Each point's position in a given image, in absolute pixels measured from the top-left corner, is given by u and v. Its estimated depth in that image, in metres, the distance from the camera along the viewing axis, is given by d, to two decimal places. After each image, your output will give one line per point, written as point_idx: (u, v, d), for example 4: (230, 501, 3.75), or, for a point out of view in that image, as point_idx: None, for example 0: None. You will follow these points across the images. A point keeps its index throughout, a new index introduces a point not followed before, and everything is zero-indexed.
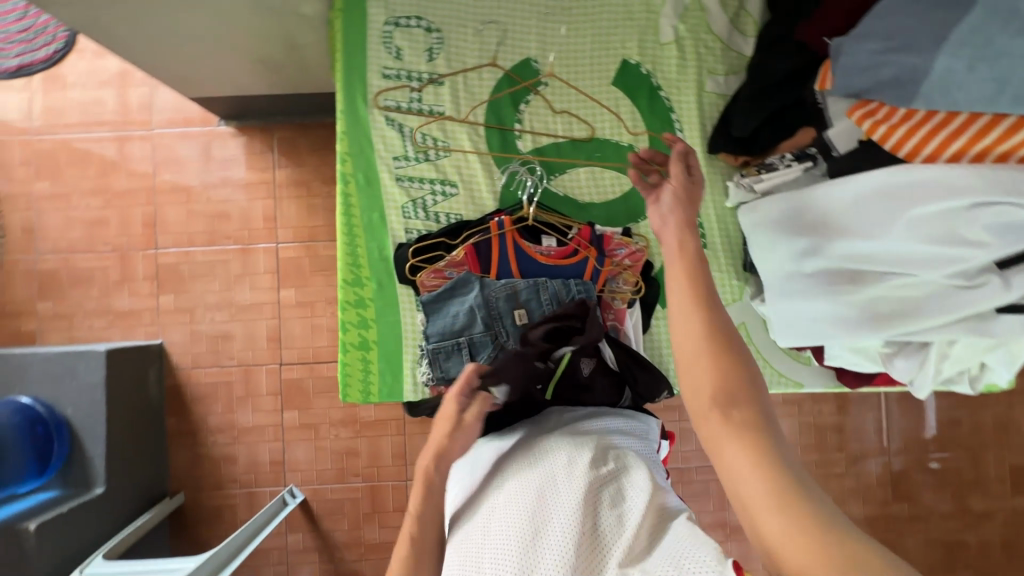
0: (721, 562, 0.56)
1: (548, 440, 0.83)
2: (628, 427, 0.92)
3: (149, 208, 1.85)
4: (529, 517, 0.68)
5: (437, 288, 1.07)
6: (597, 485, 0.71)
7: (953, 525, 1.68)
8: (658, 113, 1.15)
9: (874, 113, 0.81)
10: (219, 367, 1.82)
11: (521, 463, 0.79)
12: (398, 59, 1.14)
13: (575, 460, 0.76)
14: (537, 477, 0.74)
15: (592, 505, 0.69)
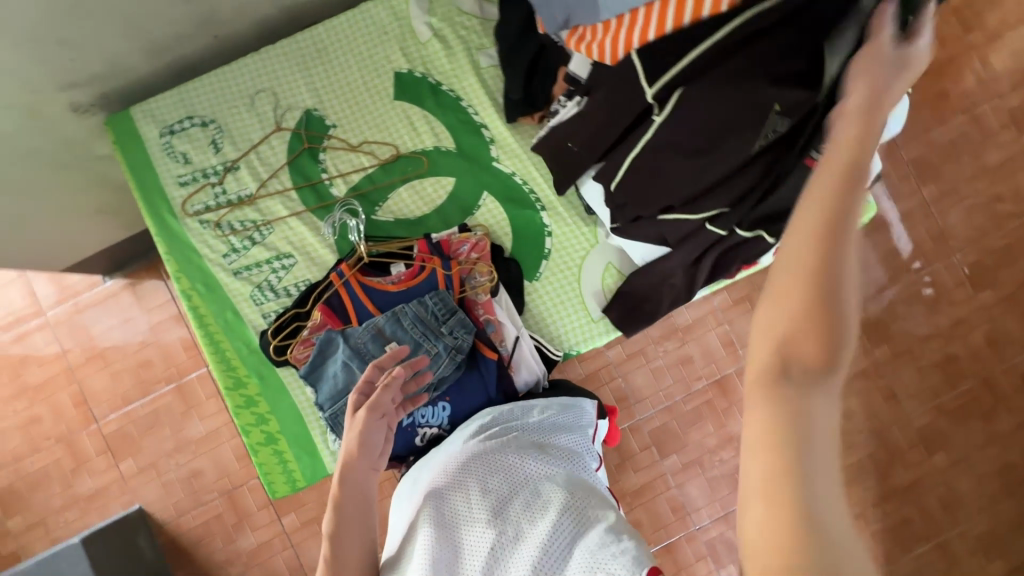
0: (630, 567, 0.65)
1: (474, 446, 0.92)
2: (553, 415, 1.02)
3: (73, 387, 1.84)
4: (463, 518, 0.79)
5: (309, 357, 1.07)
6: (517, 481, 0.83)
7: (935, 345, 1.58)
8: (448, 106, 1.16)
9: (584, 36, 0.80)
10: (202, 504, 1.80)
11: (451, 463, 0.90)
12: (189, 163, 1.14)
13: (495, 471, 0.85)
14: (465, 477, 0.85)
15: (514, 498, 0.81)
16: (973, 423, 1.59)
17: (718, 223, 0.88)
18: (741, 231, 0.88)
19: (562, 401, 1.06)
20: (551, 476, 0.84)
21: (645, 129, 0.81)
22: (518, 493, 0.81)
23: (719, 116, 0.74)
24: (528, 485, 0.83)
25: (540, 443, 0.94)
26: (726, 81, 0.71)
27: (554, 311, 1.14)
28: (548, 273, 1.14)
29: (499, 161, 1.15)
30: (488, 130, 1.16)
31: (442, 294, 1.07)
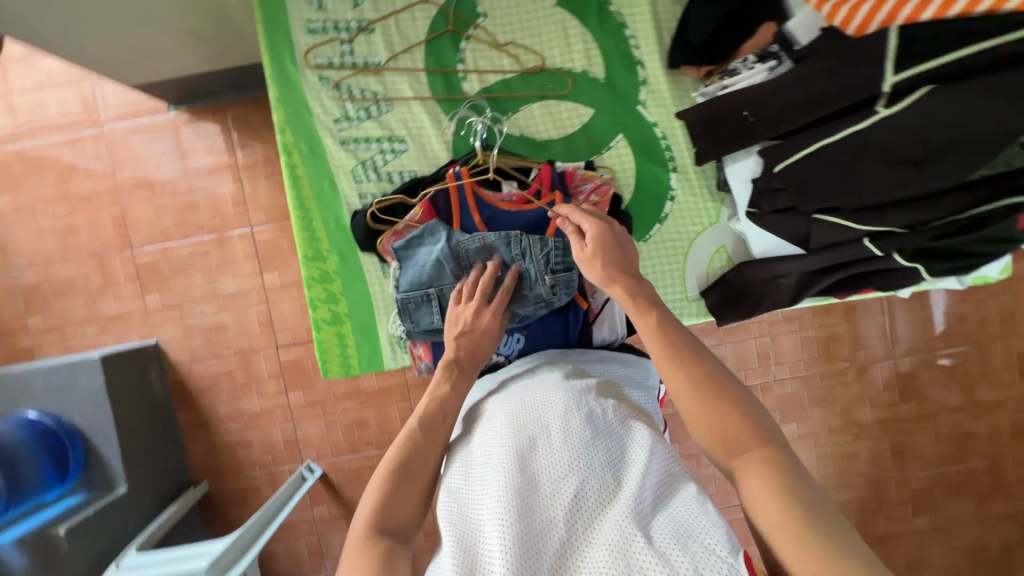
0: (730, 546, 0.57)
1: (553, 385, 0.83)
2: (626, 375, 0.95)
3: (115, 209, 1.80)
4: (542, 452, 0.71)
5: (405, 236, 1.03)
6: (594, 408, 0.76)
7: (961, 418, 1.67)
8: (610, 30, 1.06)
9: None
10: (217, 358, 1.82)
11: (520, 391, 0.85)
12: (322, 10, 1.05)
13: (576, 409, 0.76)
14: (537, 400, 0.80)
15: (592, 423, 0.73)
16: (967, 498, 1.69)
17: (883, 242, 0.82)
18: (900, 257, 0.84)
19: (625, 356, 1.02)
20: (628, 414, 0.77)
21: (863, 117, 0.73)
22: (595, 419, 0.74)
23: (959, 128, 0.65)
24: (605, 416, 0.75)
25: (610, 384, 0.88)
26: (992, 92, 0.61)
27: (651, 278, 1.09)
28: (658, 238, 1.09)
29: (645, 107, 1.07)
30: (643, 70, 1.06)
31: (565, 240, 1.00)
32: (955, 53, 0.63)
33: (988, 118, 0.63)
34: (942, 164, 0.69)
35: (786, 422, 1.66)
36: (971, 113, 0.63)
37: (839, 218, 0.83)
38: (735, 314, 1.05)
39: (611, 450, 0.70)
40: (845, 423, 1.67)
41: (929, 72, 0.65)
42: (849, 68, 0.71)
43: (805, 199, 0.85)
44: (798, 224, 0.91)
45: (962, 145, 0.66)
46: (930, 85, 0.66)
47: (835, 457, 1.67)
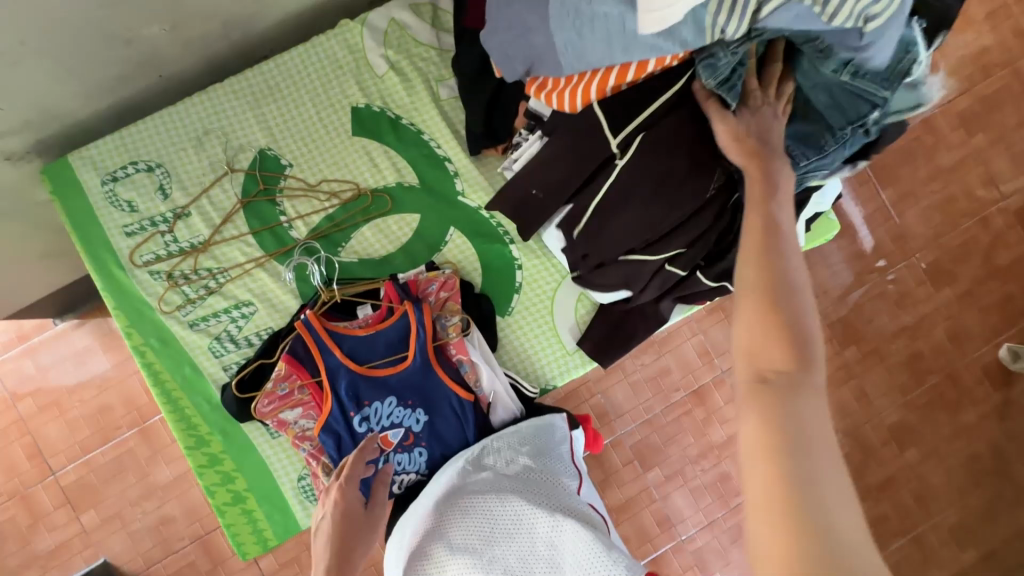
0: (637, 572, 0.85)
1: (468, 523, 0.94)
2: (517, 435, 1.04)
3: (26, 439, 1.71)
4: None
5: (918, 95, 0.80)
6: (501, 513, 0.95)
7: (901, 343, 1.66)
8: (409, 141, 1.13)
9: (544, 85, 0.84)
10: (174, 552, 1.72)
11: (442, 557, 0.91)
12: (134, 211, 1.08)
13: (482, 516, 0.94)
14: (461, 571, 0.89)
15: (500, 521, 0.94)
16: (940, 416, 1.66)
17: (680, 263, 0.93)
18: (705, 277, 0.94)
19: (529, 424, 1.06)
20: (522, 488, 0.99)
21: (608, 170, 0.86)
22: (500, 538, 0.93)
23: (679, 160, 0.82)
24: (517, 543, 0.93)
25: (509, 455, 1.03)
26: (682, 126, 0.81)
27: (527, 346, 1.12)
28: (521, 306, 1.12)
29: (465, 196, 1.13)
30: (451, 164, 1.13)
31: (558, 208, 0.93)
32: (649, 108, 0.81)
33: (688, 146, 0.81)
34: (686, 187, 0.83)
35: None
36: (678, 143, 0.81)
37: (639, 254, 0.92)
38: (614, 352, 1.10)
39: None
40: None
41: (638, 123, 0.82)
42: (589, 139, 0.84)
43: (607, 247, 0.92)
44: (616, 269, 0.98)
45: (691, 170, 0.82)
46: (641, 133, 0.81)
47: None
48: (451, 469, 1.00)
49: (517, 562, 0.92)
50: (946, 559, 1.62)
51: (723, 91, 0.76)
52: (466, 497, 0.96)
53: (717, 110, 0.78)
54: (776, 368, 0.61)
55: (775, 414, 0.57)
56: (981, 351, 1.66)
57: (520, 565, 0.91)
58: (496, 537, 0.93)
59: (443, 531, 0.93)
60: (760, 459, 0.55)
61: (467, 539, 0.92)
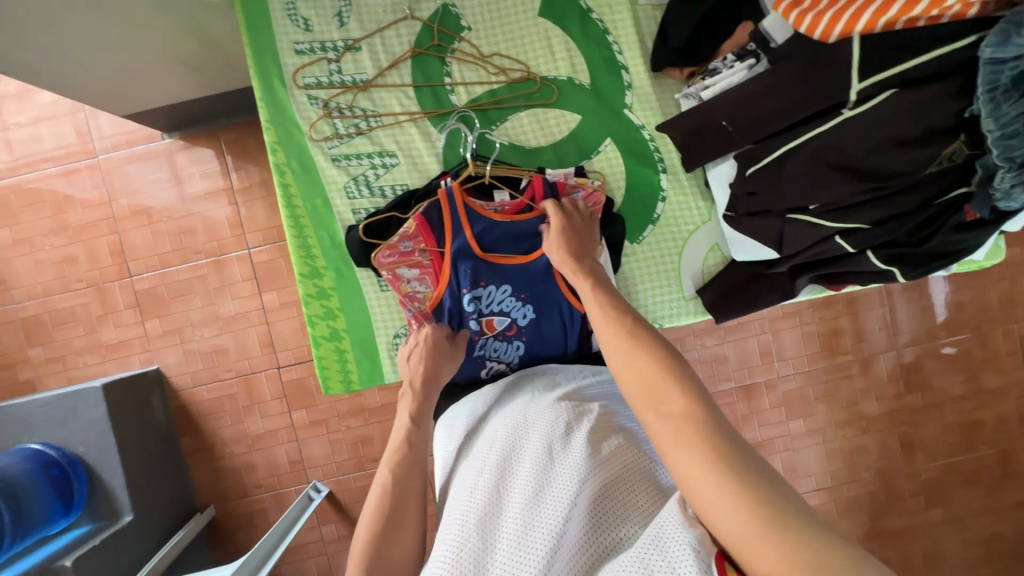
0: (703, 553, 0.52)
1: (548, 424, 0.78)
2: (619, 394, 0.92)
3: (113, 236, 1.77)
4: (542, 484, 0.69)
5: None
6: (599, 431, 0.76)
7: (967, 406, 1.66)
8: (593, 37, 1.08)
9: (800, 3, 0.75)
10: (218, 381, 1.79)
11: (510, 439, 0.77)
12: (308, 31, 1.06)
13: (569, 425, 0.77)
14: (522, 462, 0.72)
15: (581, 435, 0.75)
16: (976, 489, 1.68)
17: (852, 239, 0.86)
18: (875, 259, 0.87)
19: None
20: (625, 428, 0.80)
21: (829, 119, 0.78)
22: (592, 448, 0.72)
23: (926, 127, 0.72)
24: (598, 465, 0.70)
25: (612, 400, 0.90)
26: (947, 96, 0.68)
27: (648, 278, 1.10)
28: (652, 239, 1.10)
29: (631, 110, 1.08)
30: (628, 74, 1.08)
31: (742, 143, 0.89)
32: (910, 62, 0.68)
33: (939, 114, 0.69)
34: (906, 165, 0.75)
35: (791, 418, 1.65)
36: (926, 113, 0.70)
37: (810, 217, 0.87)
38: (732, 311, 1.06)
39: (604, 506, 0.65)
40: (852, 417, 1.66)
41: (892, 77, 0.70)
42: (822, 75, 0.75)
43: (779, 200, 0.88)
44: (770, 227, 0.92)
45: (924, 140, 0.72)
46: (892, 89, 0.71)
47: (841, 452, 1.66)
48: (548, 383, 0.93)
49: (604, 482, 0.68)
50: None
51: (984, 74, 0.65)
52: (561, 405, 0.82)
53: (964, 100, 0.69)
54: (673, 409, 0.62)
55: (697, 449, 0.57)
56: None
57: (593, 486, 0.67)
58: (591, 446, 0.72)
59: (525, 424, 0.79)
60: (703, 463, 0.56)
61: (544, 434, 0.76)
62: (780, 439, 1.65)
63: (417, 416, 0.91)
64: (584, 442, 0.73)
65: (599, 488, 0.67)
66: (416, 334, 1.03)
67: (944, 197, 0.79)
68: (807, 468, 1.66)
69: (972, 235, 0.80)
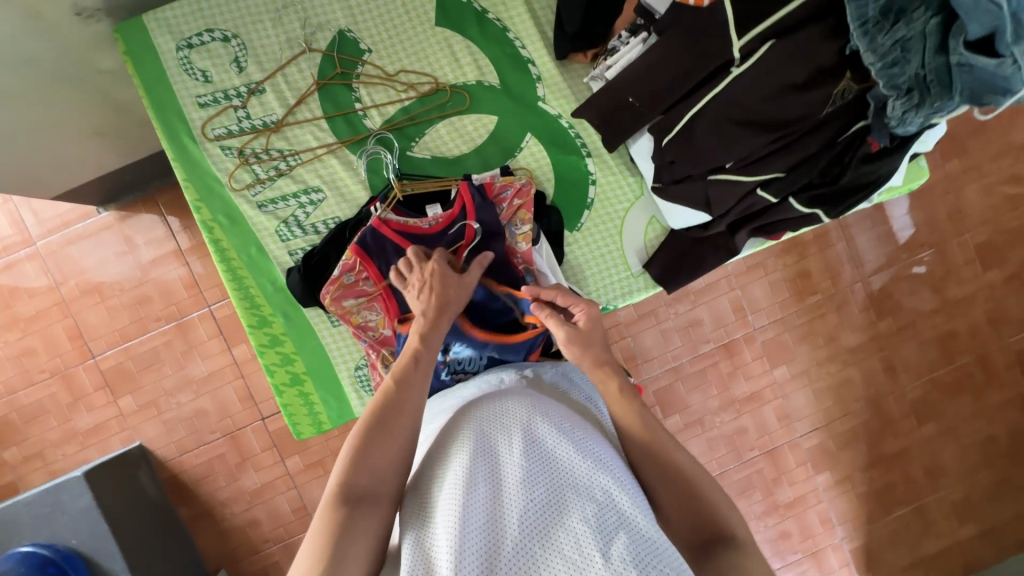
0: None
1: (519, 406, 0.75)
2: (580, 383, 0.93)
3: (69, 321, 1.73)
4: (511, 472, 0.67)
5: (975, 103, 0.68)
6: (559, 414, 0.75)
7: (938, 321, 1.70)
8: (494, 37, 1.08)
9: None
10: (204, 444, 1.76)
11: (480, 421, 0.74)
12: (208, 82, 1.05)
13: (541, 410, 0.75)
14: (493, 446, 0.70)
15: (553, 423, 0.73)
16: (962, 397, 1.72)
17: (771, 190, 0.87)
18: (798, 204, 0.88)
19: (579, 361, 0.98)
20: (585, 417, 0.80)
21: (721, 79, 0.80)
22: (557, 435, 0.71)
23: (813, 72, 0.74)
24: (569, 456, 0.69)
25: (570, 390, 0.89)
26: (822, 37, 0.72)
27: (593, 263, 1.11)
28: (590, 224, 1.10)
29: (545, 102, 1.09)
30: (535, 67, 1.08)
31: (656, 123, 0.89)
32: (783, 10, 0.73)
33: (822, 55, 0.73)
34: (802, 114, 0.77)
35: (774, 366, 1.68)
36: (808, 57, 0.73)
37: (728, 174, 0.88)
38: (680, 279, 1.07)
39: (561, 493, 0.65)
40: (831, 353, 1.69)
41: (765, 29, 0.74)
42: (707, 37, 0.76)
43: (694, 164, 0.88)
44: (695, 190, 0.93)
45: (811, 82, 0.75)
46: (770, 41, 0.74)
47: (828, 389, 1.69)
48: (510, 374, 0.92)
49: (563, 470, 0.67)
50: (945, 531, 1.73)
51: (851, 6, 0.68)
52: (523, 392, 0.81)
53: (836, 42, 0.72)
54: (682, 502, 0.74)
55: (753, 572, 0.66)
56: (1013, 335, 1.73)
57: (563, 479, 0.66)
58: (550, 431, 0.71)
59: (486, 405, 0.77)
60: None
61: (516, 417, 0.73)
62: (767, 389, 1.68)
63: (426, 336, 0.85)
64: (545, 426, 0.72)
65: (556, 477, 0.66)
66: (418, 275, 0.93)
67: (845, 134, 0.81)
68: (798, 411, 1.69)
69: (882, 164, 0.82)
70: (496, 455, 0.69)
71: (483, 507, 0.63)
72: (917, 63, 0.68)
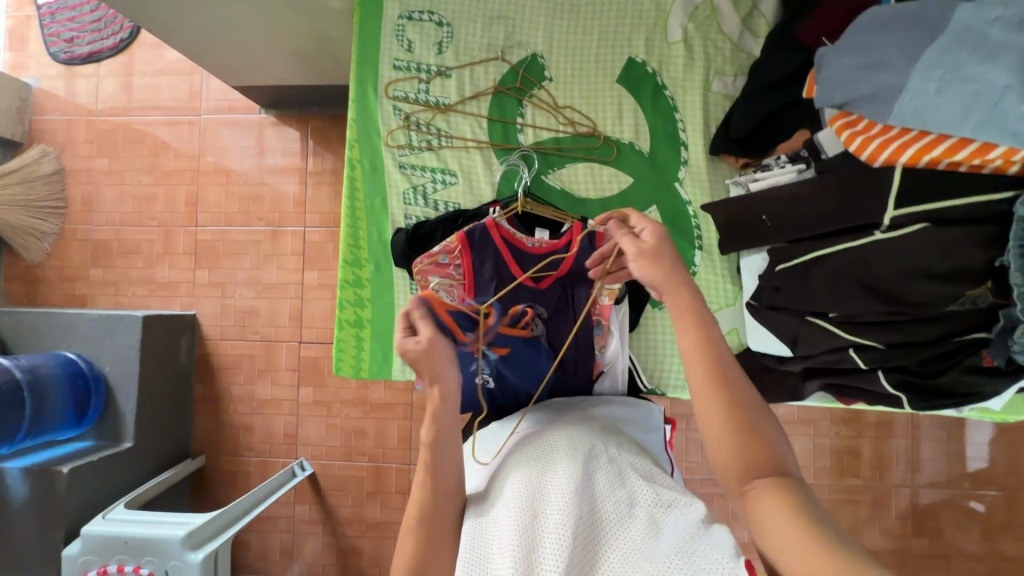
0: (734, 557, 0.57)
1: (558, 436, 0.80)
2: (625, 418, 0.97)
3: (192, 187, 1.94)
4: (552, 490, 0.70)
5: None
6: (596, 440, 0.80)
7: (976, 565, 1.55)
8: (661, 112, 1.15)
9: (853, 125, 0.79)
10: (243, 340, 1.90)
11: (523, 454, 0.79)
12: (409, 51, 1.18)
13: (575, 441, 0.79)
14: (535, 470, 0.74)
15: (588, 449, 0.77)
16: None
17: (864, 355, 0.87)
18: (884, 380, 0.88)
19: (631, 399, 1.03)
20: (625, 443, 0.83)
21: (860, 236, 0.81)
22: (593, 460, 0.75)
23: (955, 267, 0.73)
24: (605, 479, 0.72)
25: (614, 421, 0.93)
26: (977, 241, 0.70)
27: (660, 343, 1.17)
28: (672, 308, 1.16)
29: (681, 185, 1.14)
30: (685, 151, 1.14)
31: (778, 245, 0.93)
32: (951, 201, 0.71)
33: (966, 256, 0.71)
34: (927, 305, 0.77)
35: None
36: (956, 252, 0.72)
37: (826, 323, 0.89)
38: None
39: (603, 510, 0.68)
40: None
41: (926, 212, 0.73)
42: (863, 197, 0.78)
43: (797, 300, 0.91)
44: (789, 324, 0.95)
45: (950, 275, 0.74)
46: (924, 222, 0.74)
47: None
48: (558, 409, 0.97)
49: (606, 489, 0.71)
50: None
51: (1016, 228, 0.67)
52: (566, 424, 0.86)
53: (992, 251, 0.71)
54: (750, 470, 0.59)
55: (784, 515, 0.55)
56: None
57: (601, 499, 0.69)
58: (587, 454, 0.75)
59: (530, 440, 0.82)
60: (783, 526, 0.54)
61: (557, 448, 0.78)
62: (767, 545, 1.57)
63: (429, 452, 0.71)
64: (584, 452, 0.75)
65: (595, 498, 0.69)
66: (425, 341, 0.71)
67: (963, 336, 0.80)
68: None
69: (990, 382, 0.80)
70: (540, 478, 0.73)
71: (533, 524, 0.66)
72: None
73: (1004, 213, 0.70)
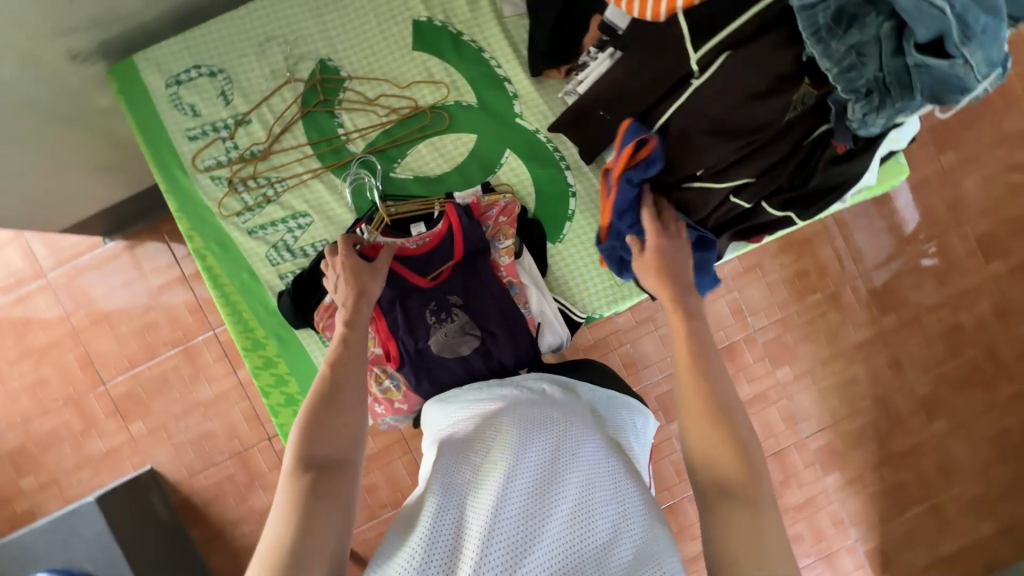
0: None
1: (553, 423, 0.78)
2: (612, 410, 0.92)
3: (79, 349, 1.77)
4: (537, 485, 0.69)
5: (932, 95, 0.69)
6: (587, 439, 0.78)
7: (943, 313, 1.62)
8: (469, 57, 1.11)
9: None
10: (213, 465, 1.77)
11: (511, 433, 0.77)
12: (197, 116, 1.09)
13: (570, 433, 0.77)
14: (522, 453, 0.73)
15: (579, 447, 0.75)
16: (973, 390, 1.63)
17: (744, 194, 0.88)
18: (772, 208, 0.89)
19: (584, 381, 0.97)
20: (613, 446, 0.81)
21: (683, 90, 0.82)
22: (581, 460, 0.74)
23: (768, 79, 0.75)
24: (591, 479, 0.71)
25: (602, 413, 0.89)
26: (777, 45, 0.74)
27: (576, 275, 1.14)
28: (573, 235, 1.13)
29: (523, 118, 1.11)
30: (511, 85, 1.11)
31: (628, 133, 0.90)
32: (735, 22, 0.76)
33: (779, 63, 0.74)
34: (767, 126, 0.80)
35: (776, 366, 1.63)
36: (767, 64, 0.75)
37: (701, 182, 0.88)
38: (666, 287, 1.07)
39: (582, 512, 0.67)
40: (835, 351, 1.63)
41: (722, 41, 0.76)
42: (667, 53, 0.80)
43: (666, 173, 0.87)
44: (671, 199, 0.94)
45: (773, 89, 0.77)
46: (726, 51, 0.77)
47: (833, 388, 1.63)
48: (536, 384, 0.94)
49: (589, 488, 0.70)
50: (963, 531, 1.63)
51: (802, 17, 0.70)
52: (557, 409, 0.83)
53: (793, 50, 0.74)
54: None
55: None
56: None
57: (582, 502, 0.68)
58: (576, 452, 0.74)
59: (521, 418, 0.80)
60: None
61: (548, 434, 0.76)
62: (772, 389, 1.63)
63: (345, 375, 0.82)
64: (565, 441, 0.76)
65: (580, 498, 0.68)
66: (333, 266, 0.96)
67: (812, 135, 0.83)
68: (804, 411, 1.63)
69: (849, 166, 0.83)
70: (523, 464, 0.72)
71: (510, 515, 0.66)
72: (873, 66, 0.69)
73: (782, 11, 0.74)
